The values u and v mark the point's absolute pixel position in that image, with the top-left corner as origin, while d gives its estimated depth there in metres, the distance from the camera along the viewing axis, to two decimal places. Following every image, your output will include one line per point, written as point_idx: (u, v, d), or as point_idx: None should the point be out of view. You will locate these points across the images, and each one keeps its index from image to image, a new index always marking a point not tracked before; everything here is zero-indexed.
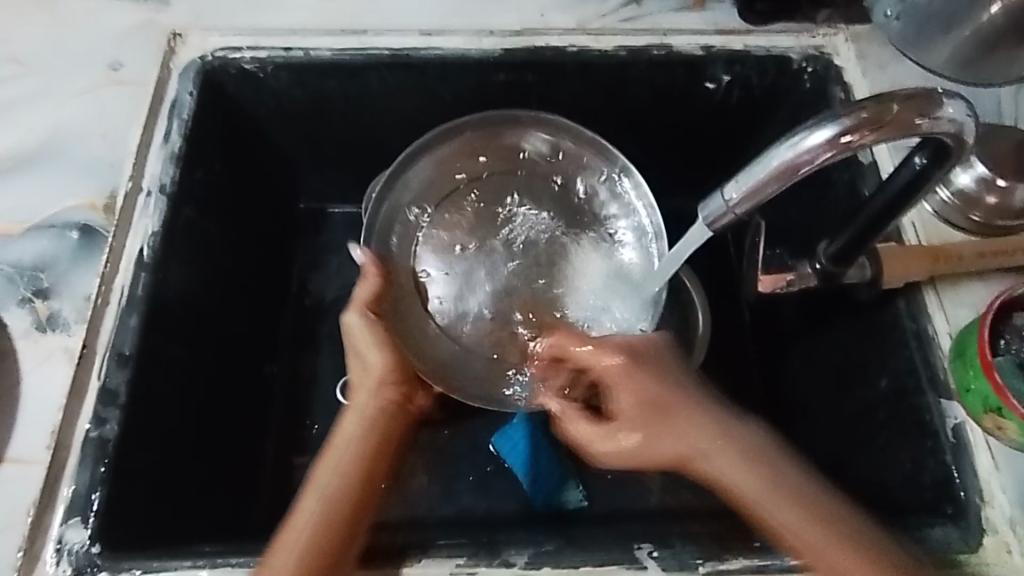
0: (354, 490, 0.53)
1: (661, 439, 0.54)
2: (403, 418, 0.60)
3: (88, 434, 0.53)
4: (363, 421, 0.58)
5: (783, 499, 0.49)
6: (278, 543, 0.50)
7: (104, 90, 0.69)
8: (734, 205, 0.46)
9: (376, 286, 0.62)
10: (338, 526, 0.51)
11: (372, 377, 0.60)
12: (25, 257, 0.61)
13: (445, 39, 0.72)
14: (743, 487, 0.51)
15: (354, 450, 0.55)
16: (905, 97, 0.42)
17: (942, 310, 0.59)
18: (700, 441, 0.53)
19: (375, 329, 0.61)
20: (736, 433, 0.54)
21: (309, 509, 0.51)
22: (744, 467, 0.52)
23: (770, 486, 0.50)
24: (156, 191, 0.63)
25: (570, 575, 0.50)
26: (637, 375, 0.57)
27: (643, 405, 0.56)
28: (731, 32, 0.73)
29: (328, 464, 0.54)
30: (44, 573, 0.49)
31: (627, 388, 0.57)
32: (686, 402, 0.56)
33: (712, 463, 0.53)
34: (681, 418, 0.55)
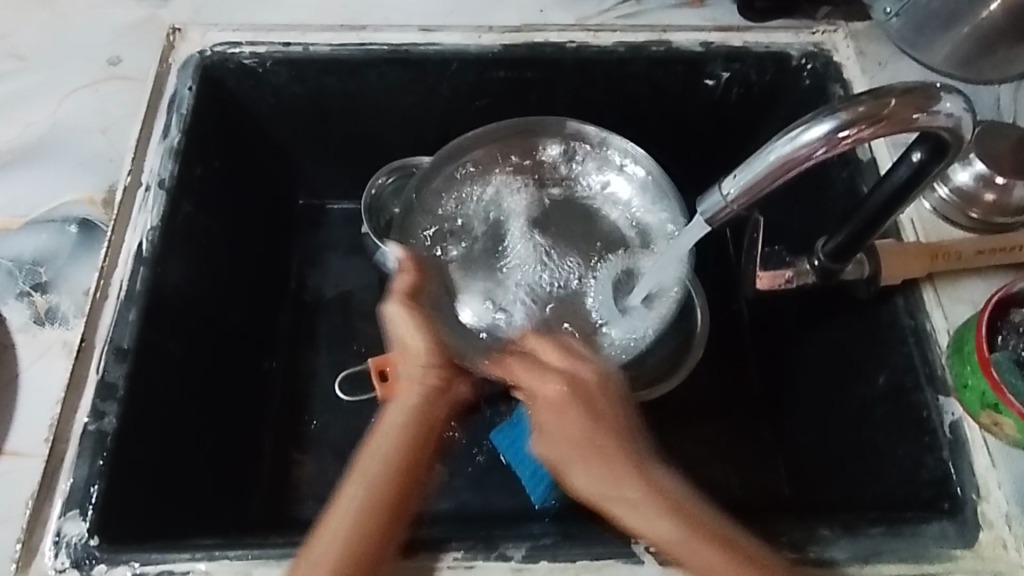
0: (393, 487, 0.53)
1: (586, 472, 0.54)
2: (449, 405, 0.60)
3: (86, 427, 0.53)
4: (410, 408, 0.58)
5: (707, 552, 0.49)
6: (315, 540, 0.50)
7: (104, 85, 0.69)
8: (732, 201, 0.46)
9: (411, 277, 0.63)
10: (382, 511, 0.51)
11: (417, 365, 0.60)
12: (24, 252, 0.61)
13: (445, 35, 0.72)
14: (666, 537, 0.50)
15: (396, 445, 0.55)
16: (902, 92, 0.42)
17: (940, 306, 0.59)
18: (636, 488, 0.53)
19: (413, 317, 0.61)
20: (656, 480, 0.54)
21: (354, 496, 0.52)
22: (660, 520, 0.51)
23: (681, 532, 0.50)
24: (155, 185, 0.63)
25: (567, 569, 0.51)
26: (581, 407, 0.56)
27: (580, 438, 0.55)
28: (731, 29, 0.73)
29: (364, 464, 0.54)
30: (42, 565, 0.49)
31: (568, 420, 0.56)
32: (611, 436, 0.55)
33: (625, 509, 0.52)
34: (619, 454, 0.54)
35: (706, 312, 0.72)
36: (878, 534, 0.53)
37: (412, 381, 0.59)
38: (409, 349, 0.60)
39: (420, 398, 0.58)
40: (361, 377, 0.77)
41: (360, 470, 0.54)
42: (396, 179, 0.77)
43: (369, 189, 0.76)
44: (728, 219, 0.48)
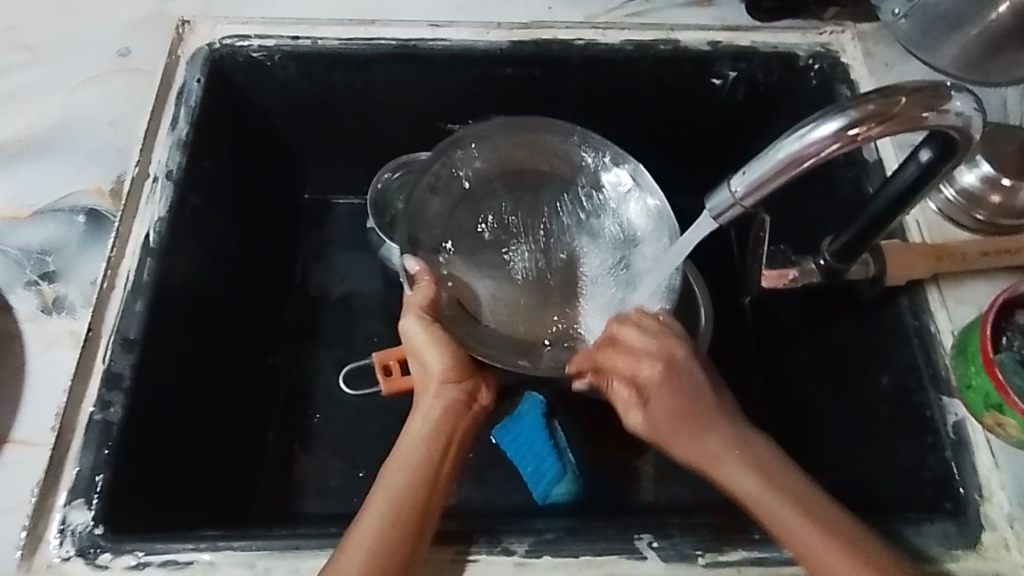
0: (420, 494, 0.52)
1: (687, 442, 0.57)
2: (470, 418, 0.59)
3: (92, 417, 0.54)
4: (432, 420, 0.57)
5: (788, 508, 0.51)
6: (346, 545, 0.49)
7: (112, 76, 0.69)
8: (741, 199, 0.46)
9: (430, 292, 0.61)
10: (406, 528, 0.50)
11: (434, 380, 0.59)
12: (32, 241, 0.61)
13: (453, 31, 0.72)
14: (752, 493, 0.53)
15: (423, 451, 0.55)
16: (911, 90, 0.42)
17: (945, 308, 0.60)
18: (727, 450, 0.56)
19: (435, 333, 0.60)
20: (749, 441, 0.57)
21: (378, 511, 0.50)
22: (780, 478, 0.54)
23: (764, 487, 0.53)
24: (163, 177, 0.64)
25: (570, 564, 0.51)
26: (676, 385, 0.58)
27: (681, 412, 0.57)
28: (738, 29, 0.73)
29: (396, 466, 0.54)
30: (46, 554, 0.49)
31: (661, 398, 0.58)
32: (715, 414, 0.58)
33: (725, 468, 0.55)
34: (716, 427, 0.57)
35: (707, 311, 0.74)
36: (881, 533, 0.53)
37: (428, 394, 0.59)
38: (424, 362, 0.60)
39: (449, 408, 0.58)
40: (366, 371, 0.77)
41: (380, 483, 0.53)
42: (402, 175, 0.78)
43: (375, 184, 0.78)
44: (736, 217, 0.49)
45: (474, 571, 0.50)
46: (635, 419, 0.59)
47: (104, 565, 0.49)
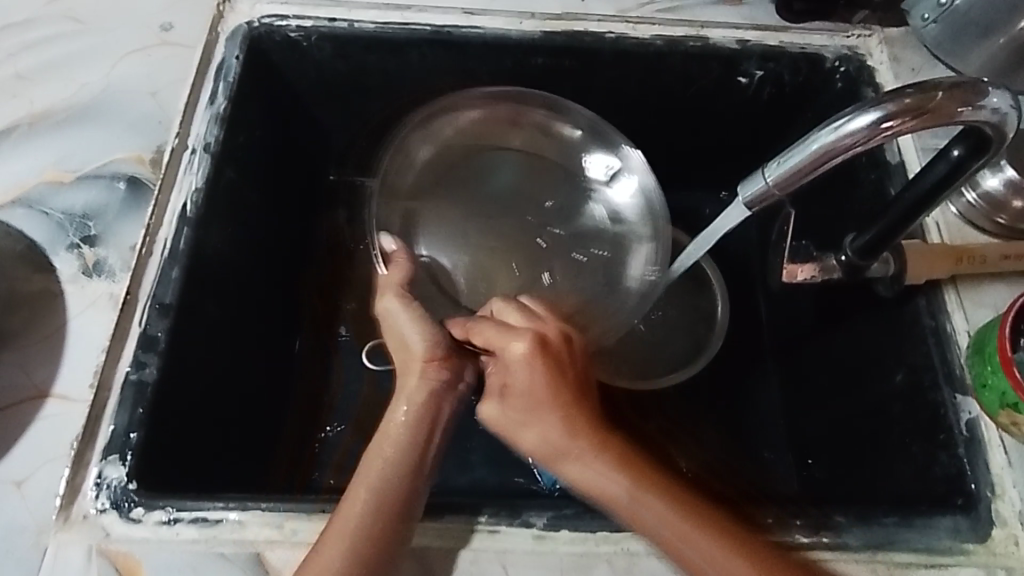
0: (395, 481, 0.54)
1: (538, 430, 0.56)
2: (453, 396, 0.61)
3: (128, 376, 0.55)
4: (415, 408, 0.59)
5: (661, 504, 0.52)
6: (328, 528, 0.50)
7: (154, 50, 0.71)
8: (773, 187, 0.48)
9: (405, 268, 0.65)
10: (392, 516, 0.51)
11: (417, 359, 0.61)
12: (75, 205, 0.63)
13: (487, 19, 0.73)
14: (615, 495, 0.53)
15: (404, 442, 0.57)
16: (949, 86, 0.43)
17: (962, 309, 0.61)
18: (586, 446, 0.55)
19: (411, 309, 0.62)
20: (608, 439, 0.56)
21: (360, 501, 0.52)
22: (649, 475, 0.53)
23: (630, 492, 0.52)
24: (201, 149, 0.65)
25: (587, 539, 0.52)
26: (537, 367, 0.57)
27: (533, 403, 0.57)
28: (767, 29, 0.74)
29: (377, 457, 0.56)
30: (83, 505, 0.51)
31: (517, 383, 0.57)
32: (551, 390, 0.57)
33: (579, 465, 0.54)
34: (573, 409, 0.57)
35: (725, 303, 0.81)
36: (891, 525, 0.54)
37: (415, 373, 0.61)
38: (402, 341, 0.62)
39: (427, 394, 0.60)
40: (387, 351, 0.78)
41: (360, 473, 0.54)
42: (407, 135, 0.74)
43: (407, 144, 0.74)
44: (766, 205, 0.50)
45: (493, 542, 0.52)
46: (489, 405, 0.60)
47: (138, 519, 0.51)
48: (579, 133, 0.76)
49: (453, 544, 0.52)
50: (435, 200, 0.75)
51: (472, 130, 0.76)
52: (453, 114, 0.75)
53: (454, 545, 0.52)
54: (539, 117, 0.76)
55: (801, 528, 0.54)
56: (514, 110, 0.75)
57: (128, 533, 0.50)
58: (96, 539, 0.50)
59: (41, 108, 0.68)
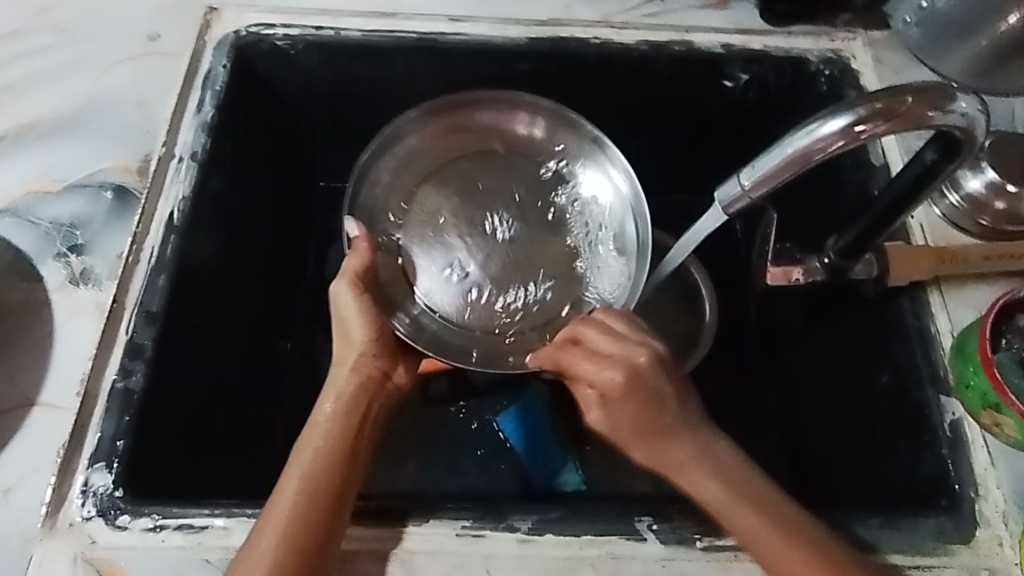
0: (332, 471, 0.53)
1: (662, 445, 0.56)
2: (381, 392, 0.62)
3: (114, 385, 0.56)
4: (342, 398, 0.59)
5: (747, 510, 0.52)
6: (271, 509, 0.50)
7: (142, 60, 0.71)
8: (750, 190, 0.48)
9: (363, 258, 0.61)
10: (323, 503, 0.51)
11: (353, 350, 0.61)
12: (61, 215, 0.63)
13: (473, 26, 0.74)
14: (711, 501, 0.53)
15: (337, 429, 0.56)
16: (920, 90, 0.44)
17: (945, 309, 0.61)
18: (691, 460, 0.55)
19: (365, 303, 0.61)
20: (710, 448, 0.55)
21: (295, 481, 0.52)
22: (744, 486, 0.53)
23: (726, 498, 0.53)
24: (188, 157, 0.65)
25: (572, 542, 0.52)
26: (639, 393, 0.55)
27: (645, 417, 0.55)
28: (751, 33, 0.74)
29: (309, 444, 0.54)
30: (69, 514, 0.51)
31: (627, 404, 0.55)
32: (663, 412, 0.55)
33: (691, 480, 0.54)
34: (685, 428, 0.56)
35: (712, 307, 0.81)
36: (875, 526, 0.54)
37: (352, 364, 0.61)
38: (347, 329, 0.62)
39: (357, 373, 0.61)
40: None
41: (295, 459, 0.53)
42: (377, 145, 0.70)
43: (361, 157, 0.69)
44: (743, 209, 0.51)
45: (479, 546, 0.52)
46: (592, 416, 0.58)
47: (123, 526, 0.51)
48: (541, 127, 0.73)
49: (437, 549, 0.52)
50: (413, 221, 0.71)
51: (424, 150, 0.72)
52: (397, 145, 0.71)
53: (439, 549, 0.52)
54: (484, 117, 0.73)
55: None
56: (458, 113, 0.72)
57: (115, 540, 0.51)
58: (82, 548, 0.50)
59: (28, 118, 0.68)
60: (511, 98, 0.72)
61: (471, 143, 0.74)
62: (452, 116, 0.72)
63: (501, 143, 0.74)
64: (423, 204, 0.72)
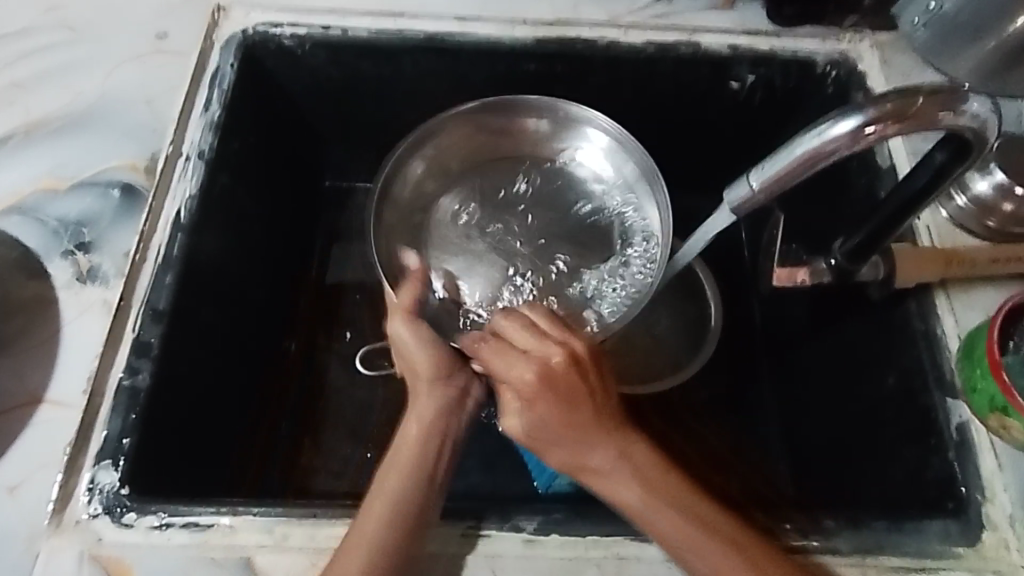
0: (400, 504, 0.51)
1: (544, 447, 0.54)
2: (462, 413, 0.59)
3: (121, 382, 0.56)
4: (425, 426, 0.56)
5: (668, 511, 0.51)
6: (345, 543, 0.49)
7: (150, 58, 0.71)
8: (758, 192, 0.48)
9: (416, 292, 0.60)
10: (399, 537, 0.49)
11: (421, 372, 0.59)
12: (69, 213, 0.63)
13: (480, 26, 0.74)
14: (631, 501, 0.52)
15: (414, 458, 0.54)
16: (930, 91, 0.43)
17: (952, 312, 0.61)
18: (607, 460, 0.53)
19: (421, 333, 0.59)
20: (631, 445, 0.54)
21: (371, 519, 0.50)
22: (652, 475, 0.52)
23: (642, 500, 0.51)
24: (195, 156, 0.66)
25: (577, 543, 0.52)
26: (556, 387, 0.52)
27: (569, 414, 0.53)
28: (759, 34, 0.74)
29: (388, 474, 0.53)
30: (75, 510, 0.51)
31: (542, 408, 0.53)
32: (577, 407, 0.53)
33: (605, 477, 0.53)
34: (613, 424, 0.54)
35: (717, 306, 0.81)
36: (881, 528, 0.54)
37: (424, 389, 0.58)
38: (404, 352, 0.59)
39: (440, 397, 0.58)
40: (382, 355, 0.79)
41: (374, 491, 0.52)
42: (421, 132, 0.71)
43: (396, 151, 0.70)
44: (752, 210, 0.51)
45: (483, 546, 0.52)
46: (514, 423, 0.55)
47: (129, 524, 0.51)
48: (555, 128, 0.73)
49: (442, 549, 0.52)
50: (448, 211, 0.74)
51: (463, 144, 0.74)
52: (426, 142, 0.72)
53: (443, 549, 0.52)
54: (502, 121, 0.73)
55: (790, 532, 0.54)
56: (484, 120, 0.73)
57: (121, 538, 0.51)
58: (88, 545, 0.50)
59: (36, 116, 0.68)
60: (513, 104, 0.72)
61: (504, 145, 0.75)
62: (493, 118, 0.73)
63: (541, 144, 0.75)
64: (456, 196, 0.75)
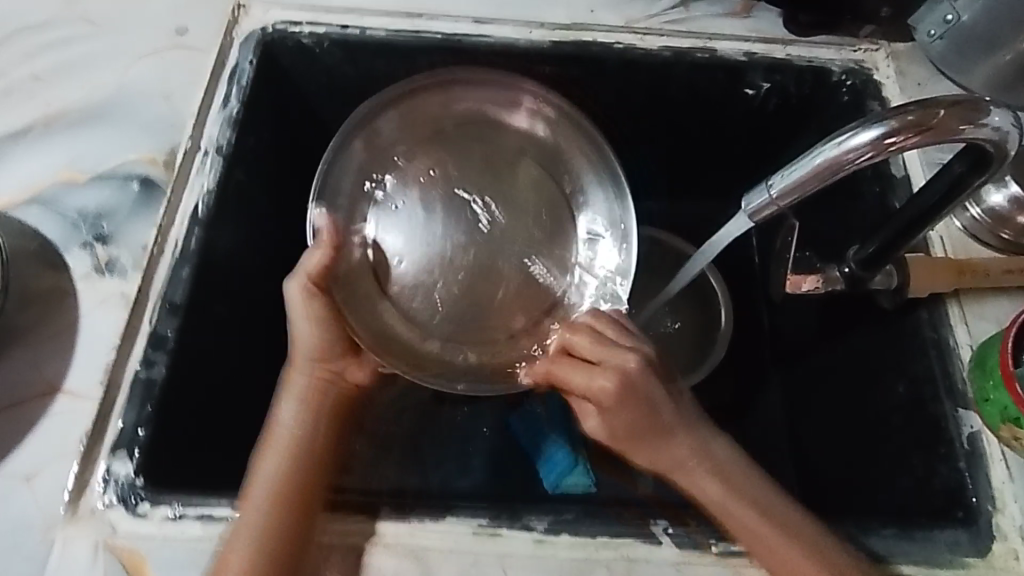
0: (291, 480, 0.55)
1: (672, 449, 0.58)
2: (341, 395, 0.63)
3: (137, 374, 0.56)
4: (302, 408, 0.60)
5: (745, 511, 0.55)
6: (246, 496, 0.53)
7: (169, 54, 0.71)
8: (777, 198, 0.49)
9: (321, 257, 0.58)
10: (291, 514, 0.53)
11: (309, 354, 0.61)
12: (88, 205, 0.64)
13: (496, 28, 0.74)
14: (710, 495, 0.56)
15: (289, 441, 0.58)
16: (951, 103, 0.44)
17: (964, 323, 0.61)
18: (683, 455, 0.58)
19: (316, 309, 0.60)
20: (704, 441, 0.59)
21: (261, 480, 0.55)
22: (764, 495, 0.56)
23: (724, 492, 0.56)
24: (213, 151, 0.66)
25: (588, 543, 0.53)
26: (631, 399, 0.55)
27: (643, 430, 0.57)
28: (774, 41, 0.75)
29: (270, 453, 0.57)
30: (91, 500, 0.52)
31: (619, 416, 0.56)
32: (665, 415, 0.57)
33: (693, 476, 0.58)
34: (699, 423, 0.59)
35: (727, 310, 0.82)
36: (890, 536, 0.54)
37: (300, 372, 0.62)
38: (296, 339, 0.61)
39: (315, 354, 0.61)
40: None
41: (261, 466, 0.56)
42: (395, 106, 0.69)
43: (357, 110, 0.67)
44: (769, 215, 0.51)
45: (494, 545, 0.52)
46: (593, 426, 0.59)
47: (143, 515, 0.51)
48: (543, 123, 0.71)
49: (454, 545, 0.52)
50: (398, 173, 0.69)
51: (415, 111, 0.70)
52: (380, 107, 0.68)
53: (455, 547, 0.52)
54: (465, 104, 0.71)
55: (800, 537, 0.54)
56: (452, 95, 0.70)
57: (135, 528, 0.51)
58: (103, 535, 0.51)
59: (55, 108, 0.69)
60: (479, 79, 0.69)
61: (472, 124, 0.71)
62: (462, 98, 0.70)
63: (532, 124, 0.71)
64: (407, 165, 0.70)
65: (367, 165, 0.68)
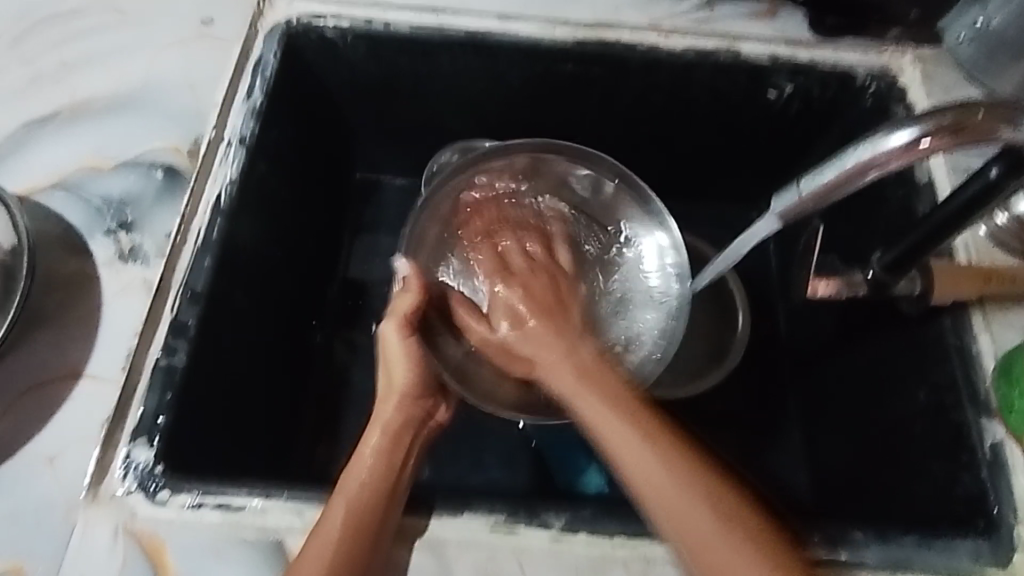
0: (375, 511, 0.51)
1: (524, 337, 0.59)
2: (429, 430, 0.59)
3: (158, 361, 0.56)
4: (387, 438, 0.56)
5: (604, 410, 0.53)
6: (308, 548, 0.49)
7: (193, 44, 0.71)
8: (809, 199, 0.49)
9: (414, 301, 0.60)
10: (361, 543, 0.49)
11: (397, 392, 0.58)
12: (113, 192, 0.64)
13: (520, 24, 0.74)
14: (570, 397, 0.55)
15: (374, 470, 0.53)
16: (990, 104, 0.43)
17: (988, 331, 0.60)
18: (555, 355, 0.57)
19: (407, 344, 0.59)
20: (584, 354, 0.57)
21: (335, 518, 0.50)
22: (599, 380, 0.55)
23: (590, 399, 0.54)
24: (236, 142, 0.66)
25: (604, 542, 0.52)
26: (527, 290, 0.63)
27: (525, 313, 0.61)
28: (799, 43, 0.74)
29: (351, 482, 0.52)
30: (111, 485, 0.52)
31: (514, 296, 0.62)
32: (541, 315, 0.60)
33: (553, 376, 0.56)
34: (557, 327, 0.59)
35: (745, 315, 0.82)
36: (911, 544, 0.54)
37: (389, 405, 0.58)
38: (392, 370, 0.59)
39: (405, 386, 0.58)
40: None
41: (337, 492, 0.51)
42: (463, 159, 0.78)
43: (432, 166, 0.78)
44: (799, 216, 0.51)
45: (511, 541, 0.52)
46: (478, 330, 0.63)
47: (163, 501, 0.52)
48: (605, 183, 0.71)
49: (471, 542, 0.52)
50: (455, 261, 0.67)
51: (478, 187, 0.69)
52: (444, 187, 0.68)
53: (471, 541, 0.52)
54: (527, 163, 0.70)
55: (819, 541, 0.54)
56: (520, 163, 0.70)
57: (153, 514, 0.51)
58: (123, 520, 0.51)
59: (83, 96, 0.69)
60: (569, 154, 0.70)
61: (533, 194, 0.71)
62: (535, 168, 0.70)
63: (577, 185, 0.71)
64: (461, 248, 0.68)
65: (438, 245, 0.68)
